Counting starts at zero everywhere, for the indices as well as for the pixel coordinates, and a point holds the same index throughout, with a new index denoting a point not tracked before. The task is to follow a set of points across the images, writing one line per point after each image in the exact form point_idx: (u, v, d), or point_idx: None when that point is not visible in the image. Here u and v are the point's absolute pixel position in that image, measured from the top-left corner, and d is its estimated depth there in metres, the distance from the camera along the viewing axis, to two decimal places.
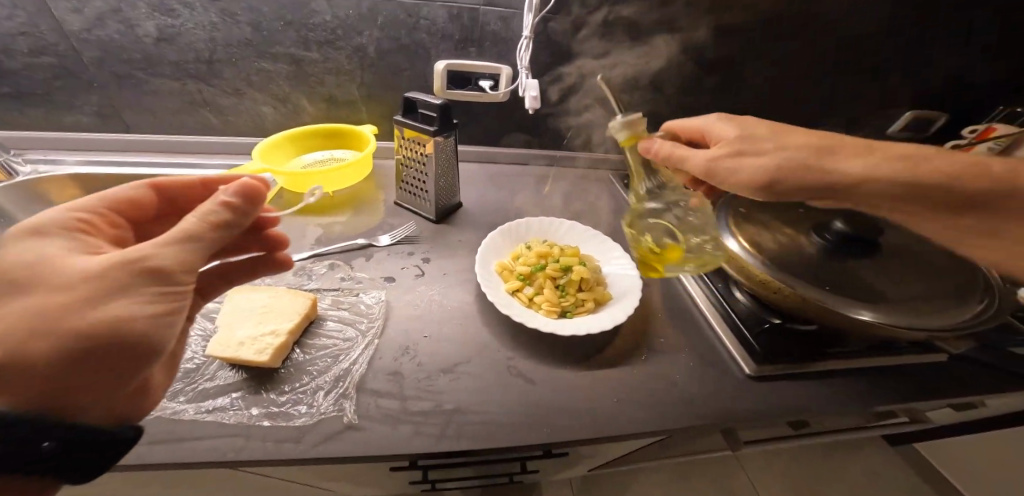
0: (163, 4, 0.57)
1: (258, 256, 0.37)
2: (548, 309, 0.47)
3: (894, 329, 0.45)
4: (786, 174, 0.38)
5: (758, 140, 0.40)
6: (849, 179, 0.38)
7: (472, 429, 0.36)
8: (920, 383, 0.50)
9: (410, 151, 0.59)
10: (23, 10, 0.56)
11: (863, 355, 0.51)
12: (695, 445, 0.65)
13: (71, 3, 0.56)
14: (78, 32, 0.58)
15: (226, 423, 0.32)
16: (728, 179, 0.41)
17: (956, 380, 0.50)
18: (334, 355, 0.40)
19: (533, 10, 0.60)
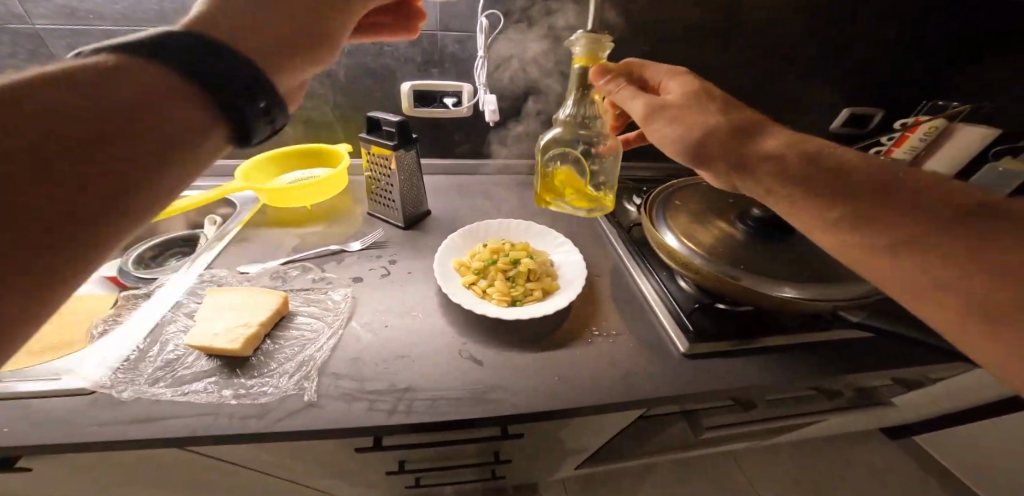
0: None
1: (399, 18, 0.44)
2: (499, 298, 0.52)
3: (808, 303, 0.49)
4: (691, 139, 0.40)
5: (697, 102, 0.42)
6: (766, 157, 0.38)
7: (420, 405, 0.41)
8: (846, 357, 0.54)
9: (376, 165, 0.65)
10: (24, 49, 0.62)
11: (789, 331, 0.56)
12: (658, 426, 0.72)
13: (68, 43, 0.62)
14: None
15: (201, 403, 0.37)
16: (661, 130, 0.42)
17: (879, 353, 0.55)
18: (301, 345, 0.45)
19: (484, 32, 0.66)
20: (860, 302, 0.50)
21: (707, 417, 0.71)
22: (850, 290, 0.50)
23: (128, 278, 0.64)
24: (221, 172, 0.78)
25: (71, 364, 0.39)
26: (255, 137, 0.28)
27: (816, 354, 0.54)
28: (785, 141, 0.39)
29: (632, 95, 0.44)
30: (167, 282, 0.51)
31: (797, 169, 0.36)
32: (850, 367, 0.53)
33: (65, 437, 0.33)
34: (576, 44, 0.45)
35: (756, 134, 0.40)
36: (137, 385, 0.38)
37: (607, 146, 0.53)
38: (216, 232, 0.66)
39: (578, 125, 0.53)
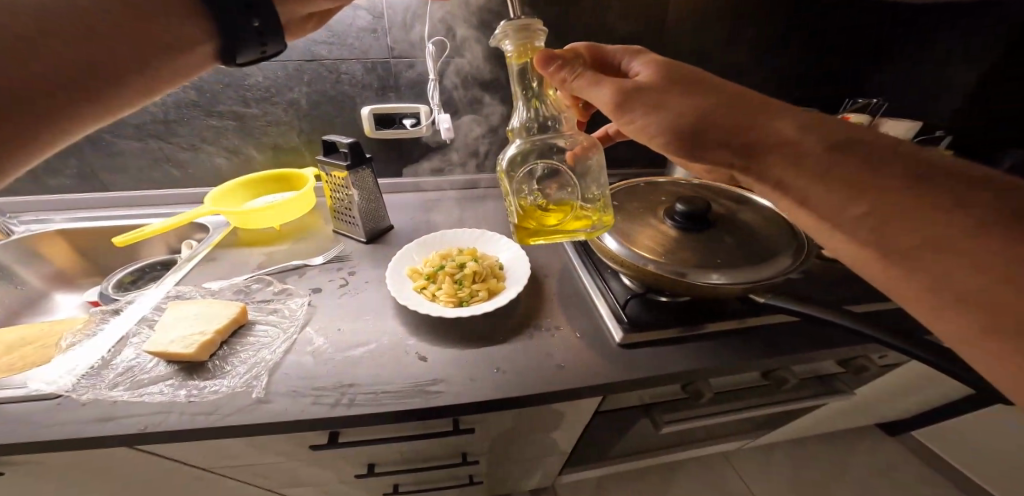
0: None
1: None
2: (446, 299, 0.56)
3: (736, 285, 0.51)
4: (683, 129, 0.42)
5: (670, 82, 0.43)
6: (772, 137, 0.39)
7: (363, 397, 0.45)
8: (784, 341, 0.56)
9: (337, 185, 0.70)
10: None
11: (730, 316, 0.57)
12: (624, 431, 0.73)
13: None
14: None
15: (157, 402, 0.44)
16: (642, 116, 0.43)
17: (816, 333, 0.57)
18: (256, 349, 0.51)
19: (431, 58, 0.73)
20: (787, 275, 0.52)
21: (665, 409, 0.65)
22: (770, 269, 0.53)
23: (107, 300, 0.68)
24: (196, 199, 0.83)
25: (39, 373, 0.47)
26: (242, 59, 0.39)
27: (752, 340, 0.55)
28: (788, 123, 0.40)
29: (600, 80, 0.44)
30: (137, 299, 0.60)
31: (801, 155, 0.38)
32: (783, 349, 0.54)
33: (29, 429, 0.41)
34: (505, 36, 0.43)
35: (757, 117, 0.40)
36: (96, 389, 0.45)
37: (584, 148, 0.49)
38: (190, 254, 0.71)
39: (537, 134, 0.47)
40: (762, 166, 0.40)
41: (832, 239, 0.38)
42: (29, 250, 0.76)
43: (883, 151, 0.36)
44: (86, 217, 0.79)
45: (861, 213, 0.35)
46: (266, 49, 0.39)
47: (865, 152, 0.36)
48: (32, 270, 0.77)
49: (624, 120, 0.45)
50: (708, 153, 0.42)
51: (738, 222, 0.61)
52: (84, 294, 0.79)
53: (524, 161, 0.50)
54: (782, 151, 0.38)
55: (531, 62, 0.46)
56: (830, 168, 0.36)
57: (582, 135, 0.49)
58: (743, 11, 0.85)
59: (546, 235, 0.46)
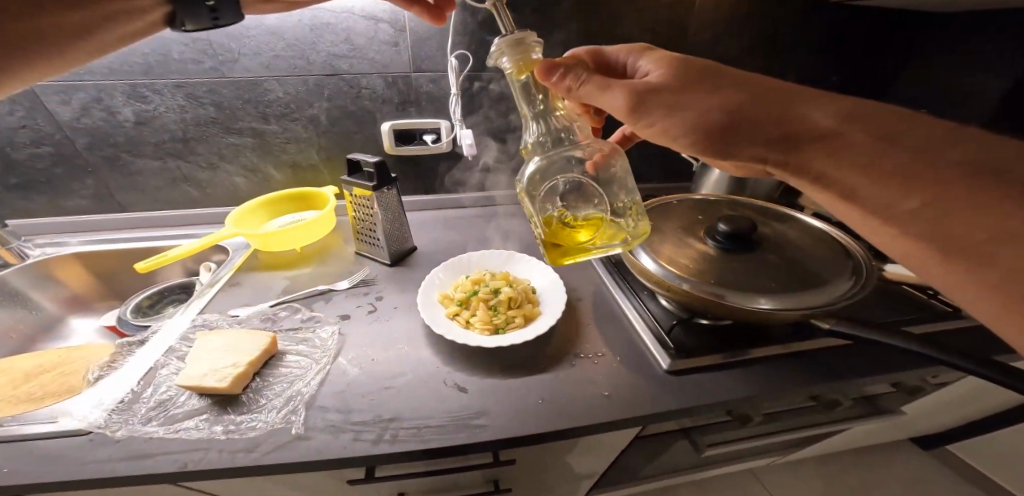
0: (137, 93, 0.67)
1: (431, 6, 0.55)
2: (482, 327, 0.54)
3: (790, 311, 0.48)
4: (709, 127, 0.40)
5: (689, 79, 0.41)
6: (802, 130, 0.37)
7: (406, 432, 0.43)
8: (840, 364, 0.52)
9: (360, 206, 0.68)
10: (22, 107, 0.65)
11: (780, 340, 0.54)
12: (661, 455, 0.70)
13: (61, 97, 0.65)
14: (69, 122, 0.68)
15: (193, 439, 0.42)
16: (662, 115, 0.42)
17: (876, 357, 0.54)
18: (289, 381, 0.49)
19: (454, 71, 0.70)
20: (849, 300, 0.49)
21: (705, 432, 0.61)
22: (831, 294, 0.50)
23: (127, 326, 0.66)
24: (213, 219, 0.81)
25: (69, 409, 0.45)
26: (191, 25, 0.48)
27: (808, 363, 0.52)
28: (825, 113, 0.37)
29: (610, 84, 0.42)
30: (161, 328, 0.58)
31: (842, 145, 0.35)
32: (844, 375, 0.51)
33: (61, 470, 0.39)
34: (501, 53, 0.40)
35: (790, 110, 0.38)
36: (130, 425, 0.43)
37: (605, 155, 0.45)
38: (210, 278, 0.69)
39: (552, 148, 0.44)
40: (801, 160, 0.38)
41: (885, 235, 0.35)
42: (44, 274, 0.74)
43: (937, 137, 0.33)
44: (102, 239, 0.78)
45: (918, 204, 0.32)
46: (217, 20, 0.48)
47: (915, 140, 0.33)
48: (49, 294, 0.75)
49: (643, 122, 0.44)
50: (738, 149, 0.40)
51: (783, 243, 0.59)
52: (101, 318, 0.77)
53: (545, 179, 0.46)
54: (821, 143, 0.36)
55: (532, 76, 0.43)
56: (876, 160, 0.34)
57: (601, 142, 0.45)
58: (771, 18, 0.83)
59: (578, 252, 0.44)
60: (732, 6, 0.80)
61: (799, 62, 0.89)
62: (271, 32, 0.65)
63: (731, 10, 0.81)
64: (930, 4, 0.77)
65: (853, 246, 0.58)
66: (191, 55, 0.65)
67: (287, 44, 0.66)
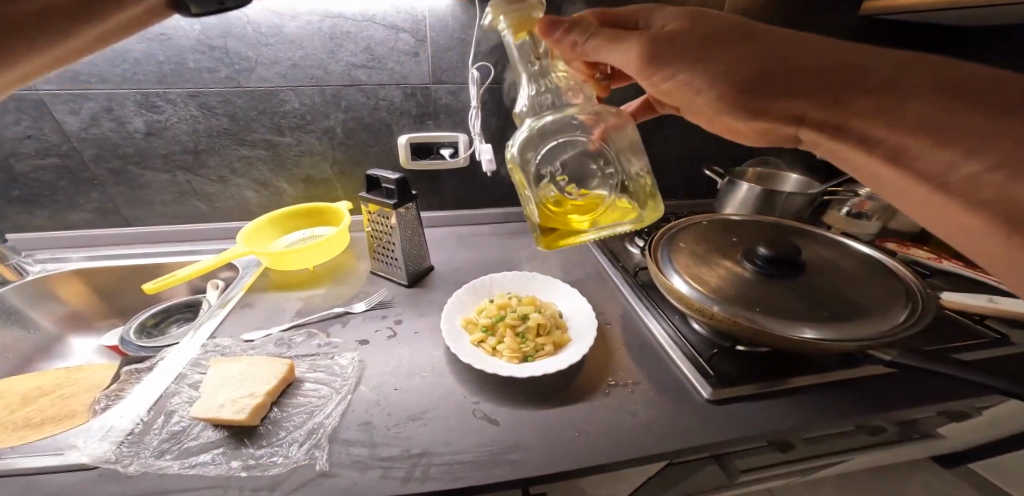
0: (150, 103, 0.65)
1: None
2: (510, 355, 0.51)
3: (840, 343, 0.45)
4: (735, 78, 0.34)
5: (716, 26, 0.35)
6: (850, 79, 0.31)
7: (438, 470, 0.40)
8: (883, 391, 0.50)
9: (377, 224, 0.66)
10: (28, 115, 0.63)
11: (821, 367, 0.52)
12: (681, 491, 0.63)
13: (70, 106, 0.63)
14: (76, 132, 0.65)
15: (209, 475, 0.39)
16: (679, 68, 0.36)
17: (924, 386, 0.51)
18: (309, 413, 0.47)
19: (476, 83, 0.68)
20: (901, 332, 0.46)
21: (739, 458, 0.53)
22: (883, 325, 0.48)
23: (129, 347, 0.63)
24: (220, 235, 0.79)
25: (74, 440, 0.42)
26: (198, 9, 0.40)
27: (855, 390, 0.50)
28: (873, 59, 0.32)
29: (625, 35, 0.37)
30: (170, 353, 0.55)
31: (893, 93, 0.30)
32: (893, 403, 0.48)
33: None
34: (500, 10, 0.37)
35: (832, 59, 0.33)
36: (142, 459, 0.41)
37: (613, 122, 0.39)
38: (220, 298, 0.68)
39: (547, 111, 0.38)
40: (842, 117, 0.32)
41: (926, 202, 0.31)
42: (43, 290, 0.71)
43: (999, 81, 0.28)
44: (106, 255, 0.75)
45: (983, 167, 0.27)
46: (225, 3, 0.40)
47: (990, 92, 0.28)
48: (47, 312, 0.72)
49: (659, 80, 0.38)
50: (773, 107, 0.34)
51: (821, 268, 0.57)
52: (102, 337, 0.74)
53: (540, 149, 0.39)
54: (872, 93, 0.31)
55: (533, 35, 0.38)
56: (944, 114, 0.28)
57: (609, 107, 0.40)
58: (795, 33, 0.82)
59: (577, 236, 0.38)
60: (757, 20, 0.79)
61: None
62: (291, 41, 0.63)
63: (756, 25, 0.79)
64: (958, 17, 0.77)
65: (904, 273, 0.57)
66: (207, 63, 0.63)
67: (307, 53, 0.64)
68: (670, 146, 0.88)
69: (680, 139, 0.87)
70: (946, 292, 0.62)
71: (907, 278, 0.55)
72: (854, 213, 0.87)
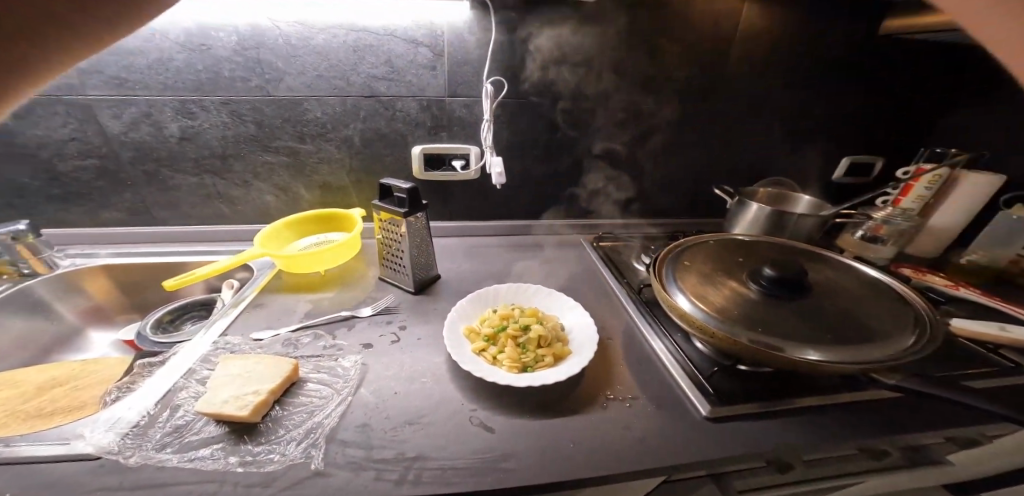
0: (186, 109, 0.69)
1: None
2: (510, 364, 0.52)
3: (843, 365, 0.44)
4: None
5: None
6: None
7: (431, 474, 0.40)
8: (894, 418, 0.48)
9: (387, 232, 0.68)
10: (76, 118, 0.68)
11: (825, 389, 0.51)
12: None
13: (114, 111, 0.68)
14: (117, 135, 0.70)
15: (205, 470, 0.40)
16: None
17: (938, 415, 0.49)
18: (309, 412, 0.47)
19: (489, 97, 0.71)
20: (909, 357, 0.45)
21: (738, 477, 0.51)
22: (889, 349, 0.47)
23: (145, 341, 0.65)
24: (239, 237, 0.82)
25: (83, 430, 0.44)
26: None
27: (860, 413, 0.48)
28: None
29: None
30: (182, 349, 0.57)
31: None
32: (904, 432, 0.46)
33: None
34: None
35: None
36: (143, 451, 0.42)
37: None
38: (233, 298, 0.70)
39: None
40: None
41: None
42: (70, 284, 0.74)
43: None
44: (132, 252, 0.79)
45: None
46: None
47: None
48: (72, 305, 0.76)
49: None
50: None
51: (829, 291, 0.57)
52: (119, 332, 0.78)
53: None
54: None
55: None
56: None
57: None
58: (805, 57, 0.82)
59: None
60: (767, 46, 0.80)
61: (834, 101, 0.88)
62: (317, 52, 0.67)
63: (767, 51, 0.80)
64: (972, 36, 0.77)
65: (913, 298, 0.56)
66: (241, 73, 0.67)
67: (331, 65, 0.68)
68: (678, 164, 0.89)
69: (687, 158, 0.89)
70: (961, 319, 0.60)
71: (918, 302, 0.55)
72: (868, 237, 0.87)
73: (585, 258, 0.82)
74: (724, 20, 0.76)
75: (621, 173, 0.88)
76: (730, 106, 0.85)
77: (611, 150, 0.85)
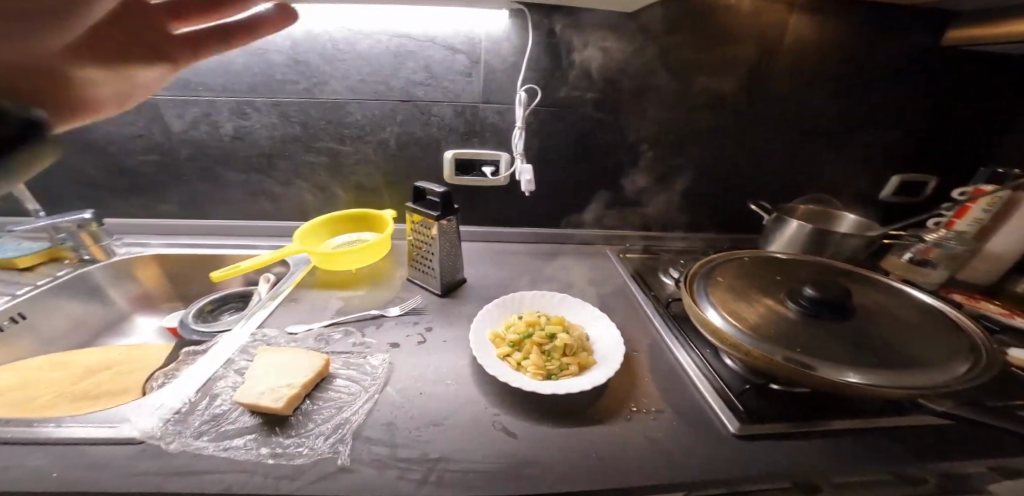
0: (240, 110, 0.74)
1: None
2: (534, 371, 0.52)
3: (887, 391, 0.42)
4: None
5: None
6: None
7: (454, 476, 0.40)
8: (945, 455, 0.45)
9: (418, 234, 0.69)
10: (144, 117, 0.73)
11: (867, 416, 0.48)
12: None
13: (177, 111, 0.73)
14: (178, 133, 0.75)
15: (239, 459, 0.42)
16: None
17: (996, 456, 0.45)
18: (337, 408, 0.49)
19: (523, 104, 0.72)
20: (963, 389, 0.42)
21: None
22: (941, 377, 0.44)
23: (186, 329, 0.69)
24: (278, 233, 0.86)
25: (130, 414, 0.46)
26: None
27: (906, 447, 0.45)
28: None
29: None
30: (222, 339, 0.60)
31: None
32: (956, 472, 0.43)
33: (112, 478, 0.39)
34: None
35: None
36: (183, 438, 0.44)
37: None
38: (271, 291, 0.73)
39: None
40: None
41: None
42: (124, 271, 0.80)
43: None
44: (181, 243, 0.84)
45: None
46: None
47: None
48: (125, 291, 0.81)
49: None
50: None
51: (874, 314, 0.54)
52: (162, 319, 0.81)
53: None
54: None
55: None
56: None
57: None
58: (853, 68, 0.79)
59: None
60: (814, 57, 0.77)
61: (883, 115, 0.84)
62: (361, 57, 0.70)
63: (814, 62, 0.78)
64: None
65: (968, 325, 0.52)
66: (291, 76, 0.71)
67: (373, 70, 0.71)
68: (712, 177, 0.87)
69: (722, 170, 0.87)
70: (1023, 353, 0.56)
71: (974, 331, 0.51)
72: (918, 259, 0.81)
73: (612, 268, 0.81)
74: (768, 30, 0.74)
75: (653, 183, 0.87)
76: (770, 118, 0.82)
77: (644, 159, 0.84)
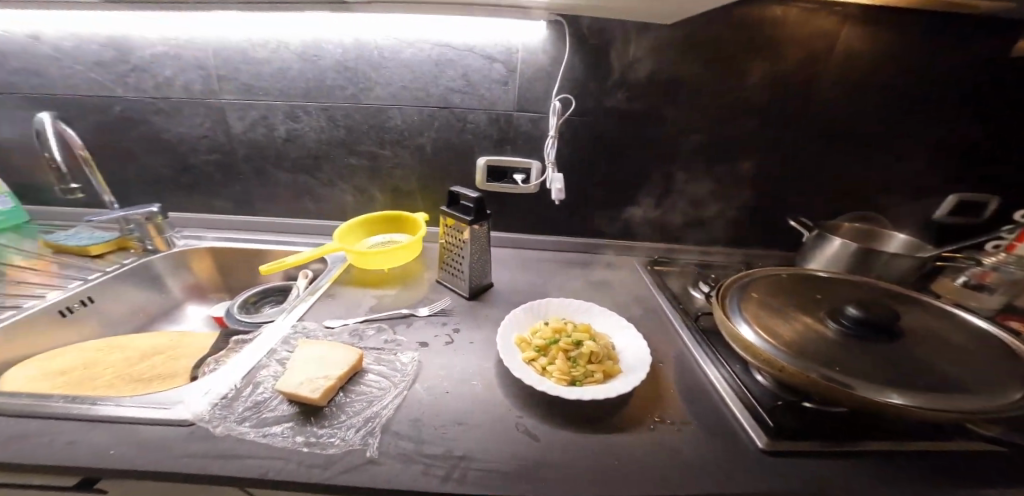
0: (293, 114, 0.79)
1: None
2: (559, 377, 0.52)
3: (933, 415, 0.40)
4: None
5: None
6: None
7: (477, 475, 0.41)
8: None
9: (450, 237, 0.71)
10: (210, 119, 0.80)
11: (910, 443, 0.45)
12: None
13: (238, 114, 0.80)
14: (238, 135, 0.82)
15: (277, 446, 0.44)
16: None
17: None
18: (367, 402, 0.51)
19: (557, 113, 0.73)
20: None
21: None
22: (997, 407, 0.41)
23: (231, 319, 0.74)
24: (319, 232, 0.91)
25: (183, 397, 0.50)
26: None
27: (957, 483, 0.42)
28: None
29: None
30: (266, 329, 0.64)
31: None
32: None
33: (165, 457, 0.43)
34: None
35: None
36: (228, 422, 0.47)
37: None
38: (310, 286, 0.77)
39: None
40: None
41: None
42: (181, 261, 0.87)
43: None
44: (232, 237, 0.90)
45: None
46: None
47: None
48: (181, 279, 0.88)
49: None
50: None
51: (924, 337, 0.51)
52: (211, 308, 0.88)
53: None
54: None
55: None
56: None
57: None
58: (908, 79, 0.75)
59: None
60: (864, 67, 0.74)
61: (941, 129, 0.79)
62: (404, 65, 0.74)
63: (864, 73, 0.75)
64: None
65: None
66: (340, 82, 0.76)
67: (415, 78, 0.75)
68: (749, 189, 0.85)
69: (760, 183, 0.84)
70: None
71: None
72: (973, 284, 0.76)
73: (640, 279, 0.80)
74: (815, 41, 0.72)
75: (687, 193, 0.85)
76: (813, 131, 0.80)
77: (678, 169, 0.83)
